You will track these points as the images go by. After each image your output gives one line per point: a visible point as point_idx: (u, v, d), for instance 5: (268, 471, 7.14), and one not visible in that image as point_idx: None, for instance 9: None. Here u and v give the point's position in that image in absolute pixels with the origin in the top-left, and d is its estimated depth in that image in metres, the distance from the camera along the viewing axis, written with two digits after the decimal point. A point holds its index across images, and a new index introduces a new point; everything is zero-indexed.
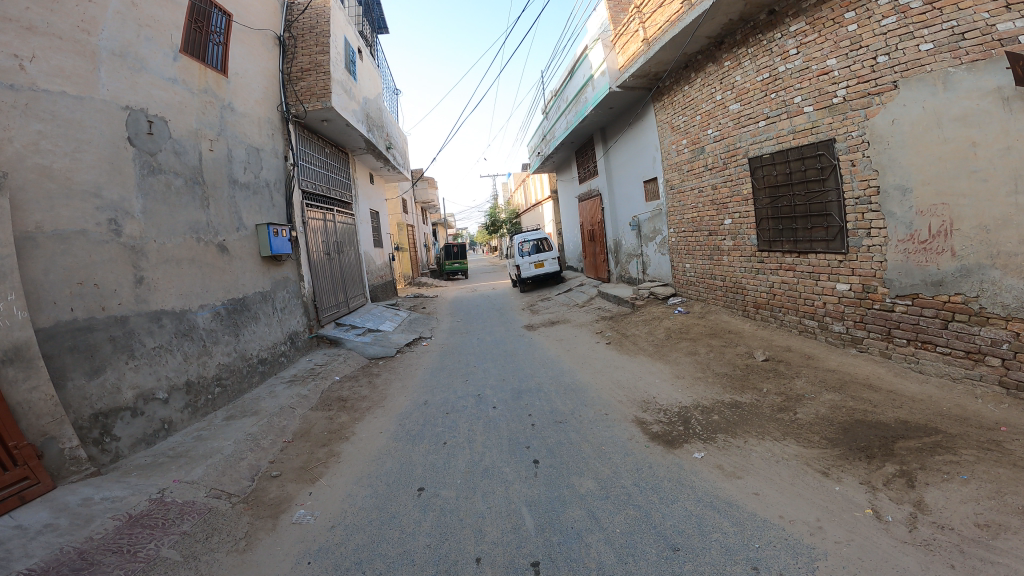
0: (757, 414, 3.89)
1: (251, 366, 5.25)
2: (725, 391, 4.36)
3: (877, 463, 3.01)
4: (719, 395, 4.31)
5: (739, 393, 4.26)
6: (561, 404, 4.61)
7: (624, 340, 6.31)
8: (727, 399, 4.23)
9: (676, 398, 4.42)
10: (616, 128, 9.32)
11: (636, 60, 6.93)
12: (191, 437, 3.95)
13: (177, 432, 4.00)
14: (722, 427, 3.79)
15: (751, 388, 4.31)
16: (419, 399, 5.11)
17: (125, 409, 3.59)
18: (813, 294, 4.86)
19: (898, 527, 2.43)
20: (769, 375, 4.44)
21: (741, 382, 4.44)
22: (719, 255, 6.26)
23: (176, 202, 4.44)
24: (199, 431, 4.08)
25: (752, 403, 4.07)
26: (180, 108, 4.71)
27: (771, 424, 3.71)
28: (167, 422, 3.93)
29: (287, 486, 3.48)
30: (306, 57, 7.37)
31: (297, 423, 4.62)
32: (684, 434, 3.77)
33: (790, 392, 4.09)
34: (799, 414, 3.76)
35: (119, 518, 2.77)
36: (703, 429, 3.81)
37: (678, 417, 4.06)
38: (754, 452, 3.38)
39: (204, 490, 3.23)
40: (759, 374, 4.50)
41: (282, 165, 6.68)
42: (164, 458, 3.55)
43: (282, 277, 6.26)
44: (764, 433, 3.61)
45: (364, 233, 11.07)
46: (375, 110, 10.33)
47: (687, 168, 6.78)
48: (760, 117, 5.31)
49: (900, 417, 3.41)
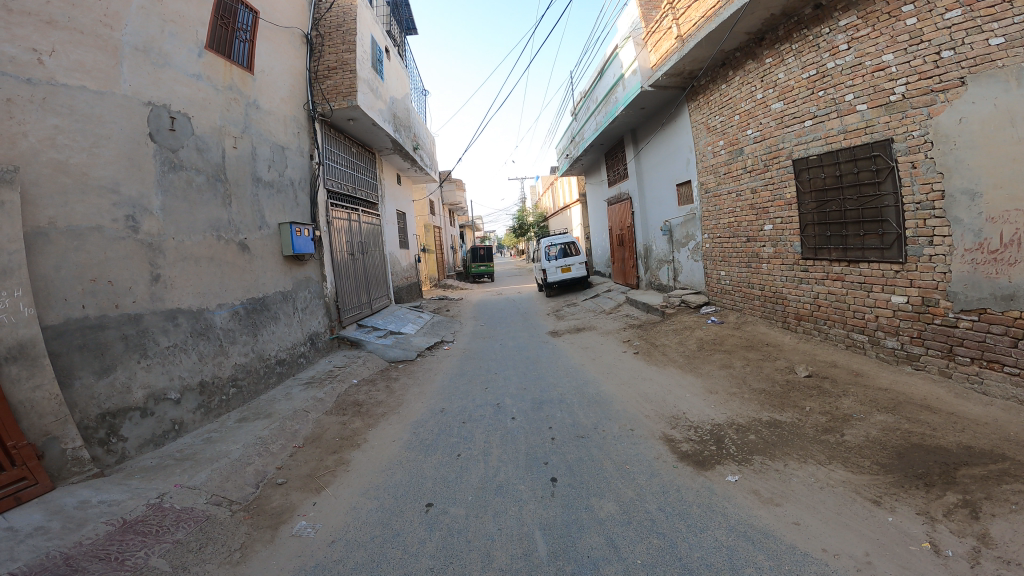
0: (799, 435, 3.55)
1: (268, 367, 5.19)
2: (763, 409, 4.02)
3: (937, 491, 2.68)
4: (756, 413, 3.97)
5: (778, 412, 3.92)
6: (583, 417, 4.35)
7: (652, 350, 6.00)
8: (765, 417, 3.90)
9: (709, 414, 4.11)
10: (648, 130, 8.98)
11: (670, 57, 6.62)
12: (201, 439, 3.91)
13: (187, 433, 3.95)
14: (759, 447, 3.48)
15: (792, 406, 3.96)
16: (435, 406, 4.94)
17: (134, 409, 3.55)
18: (864, 306, 4.47)
19: (959, 564, 2.15)
20: (813, 393, 4.08)
21: (780, 399, 4.10)
22: (757, 262, 5.89)
23: (197, 199, 4.40)
24: (209, 433, 4.03)
25: (793, 422, 3.73)
26: (204, 105, 4.67)
27: (814, 446, 3.38)
28: (177, 423, 3.90)
29: (291, 495, 3.35)
30: (333, 56, 7.34)
31: (310, 427, 4.52)
32: (717, 455, 3.47)
33: (836, 412, 3.74)
34: (846, 437, 3.41)
35: (112, 523, 2.67)
36: (737, 450, 3.50)
37: (711, 436, 3.75)
38: (795, 476, 3.06)
39: (204, 496, 3.14)
40: (801, 392, 4.14)
41: (308, 164, 6.64)
42: (169, 461, 3.49)
43: (304, 277, 6.20)
44: (807, 455, 3.28)
45: (390, 234, 11.03)
46: (403, 110, 10.29)
47: (724, 170, 6.42)
48: (806, 117, 4.93)
49: (963, 443, 3.05)
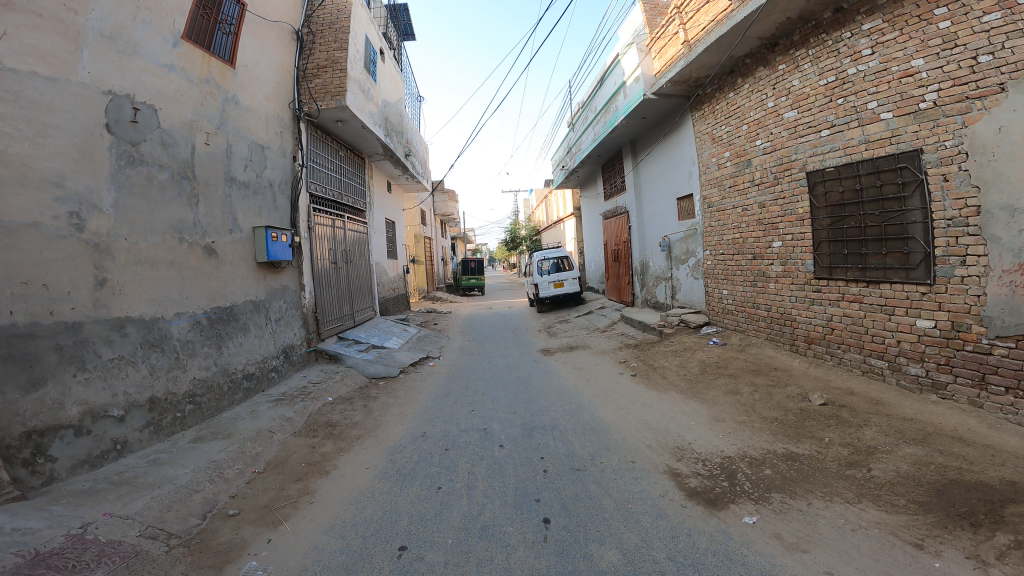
0: (820, 470, 3.18)
1: (233, 383, 4.74)
2: (777, 440, 3.66)
3: (985, 533, 2.34)
4: (770, 445, 3.60)
5: (794, 443, 3.56)
6: (579, 447, 3.95)
7: (651, 373, 5.62)
8: (780, 449, 3.53)
9: (717, 446, 3.73)
10: (648, 141, 8.74)
11: (676, 63, 6.43)
12: (147, 460, 3.48)
13: (132, 453, 3.52)
14: (776, 484, 3.10)
15: (809, 437, 3.60)
16: (416, 430, 4.52)
17: (68, 427, 3.13)
18: (884, 331, 4.13)
19: None
20: (831, 422, 3.72)
21: (795, 429, 3.73)
22: (764, 282, 5.57)
23: (158, 198, 3.97)
24: (156, 454, 3.60)
25: (813, 456, 3.36)
26: (175, 97, 4.27)
27: (840, 483, 3.01)
28: (120, 442, 3.46)
29: (243, 529, 2.92)
30: (323, 54, 7.01)
31: (273, 450, 4.08)
32: (730, 493, 3.08)
33: (859, 444, 3.38)
34: (874, 472, 3.04)
35: (22, 555, 2.23)
36: (752, 486, 3.12)
37: (721, 470, 3.37)
38: (822, 518, 2.68)
39: (139, 528, 2.71)
40: (818, 421, 3.77)
41: (290, 165, 6.26)
42: (105, 485, 3.07)
43: (280, 286, 5.77)
44: (832, 493, 2.91)
45: (377, 243, 10.62)
46: (395, 115, 9.96)
47: (729, 183, 6.15)
48: (822, 126, 4.68)
49: (1006, 478, 2.71)
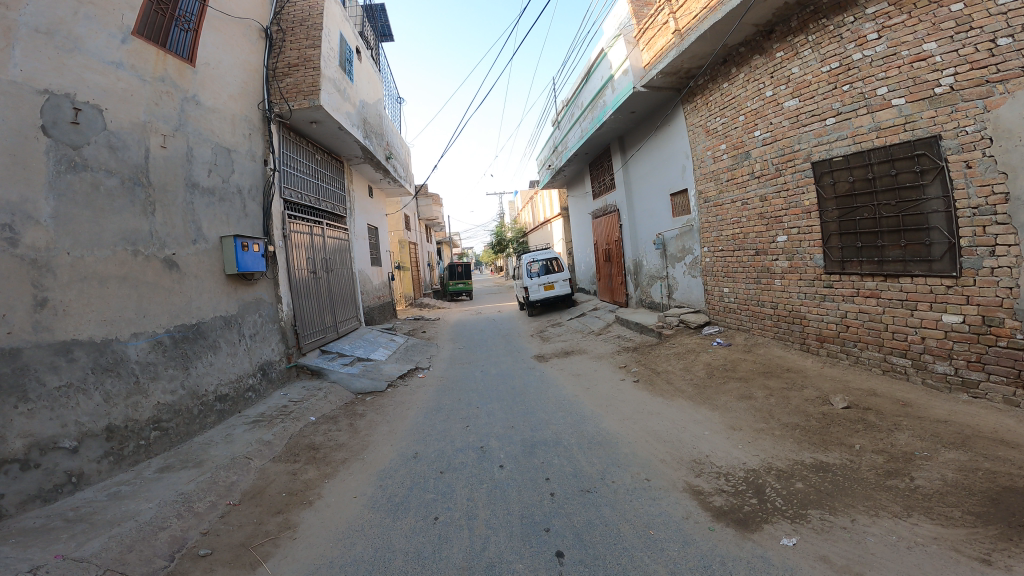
0: (857, 481, 2.92)
1: (204, 406, 4.32)
2: (802, 449, 3.40)
3: None
4: (796, 455, 3.34)
5: (822, 452, 3.31)
6: (586, 464, 3.63)
7: (654, 378, 5.31)
8: (807, 459, 3.27)
9: (738, 457, 3.44)
10: (637, 137, 8.49)
11: (666, 54, 6.20)
12: (106, 494, 3.10)
13: (89, 487, 3.13)
14: (812, 499, 2.83)
15: (838, 445, 3.35)
16: (407, 451, 4.15)
17: (11, 462, 2.78)
18: (906, 327, 3.91)
19: None
20: (858, 427, 3.47)
21: (821, 437, 3.47)
22: (768, 278, 5.32)
23: (106, 206, 3.57)
24: (117, 487, 3.20)
25: (845, 465, 3.11)
26: (123, 96, 3.86)
27: (882, 494, 2.74)
28: (75, 475, 3.08)
29: (216, 572, 2.54)
30: (294, 51, 6.64)
31: (250, 478, 3.68)
32: (761, 511, 2.79)
33: (894, 450, 3.13)
34: (918, 481, 2.78)
35: None
36: (785, 503, 2.83)
37: (747, 486, 3.09)
38: (871, 536, 2.40)
39: (94, 573, 2.36)
40: (843, 427, 3.53)
41: (261, 170, 5.85)
42: (58, 522, 2.72)
43: (253, 299, 5.35)
44: (877, 507, 2.63)
45: (360, 250, 10.20)
46: (374, 115, 9.59)
47: (727, 177, 5.91)
48: (828, 114, 4.47)
49: None
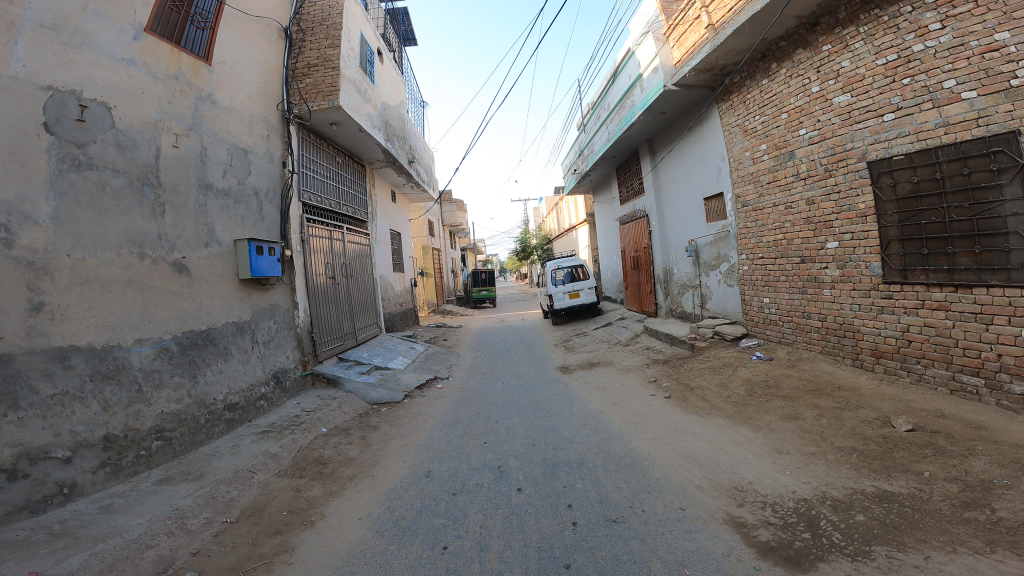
0: (931, 513, 2.59)
1: (211, 415, 4.19)
2: (860, 477, 3.03)
3: None
4: (854, 483, 2.98)
5: (884, 480, 2.95)
6: (614, 490, 3.29)
7: (688, 394, 4.93)
8: (868, 488, 2.92)
9: (786, 485, 3.06)
10: (668, 139, 8.13)
11: (699, 50, 5.86)
12: (97, 506, 3.00)
13: (82, 499, 3.05)
14: (875, 534, 2.48)
15: (904, 472, 2.99)
16: (419, 469, 3.89)
17: None
18: (979, 342, 3.49)
19: None
20: (926, 453, 3.12)
21: (882, 463, 3.11)
22: (816, 288, 4.90)
23: (112, 207, 3.51)
24: (111, 499, 3.10)
25: (913, 495, 2.77)
26: (134, 94, 3.79)
27: (963, 528, 2.42)
28: (67, 486, 3.00)
29: None
30: (314, 52, 6.56)
31: (251, 494, 3.50)
32: (816, 548, 2.43)
33: (970, 478, 2.80)
34: (1001, 513, 2.47)
35: None
36: (845, 538, 2.48)
37: (798, 518, 2.73)
38: None
39: None
40: (908, 452, 3.16)
41: (279, 172, 5.74)
42: (41, 535, 2.63)
43: (268, 304, 5.21)
44: (952, 542, 2.33)
45: (381, 255, 10.06)
46: (397, 119, 9.50)
47: (767, 179, 5.52)
48: (885, 110, 4.08)
49: None
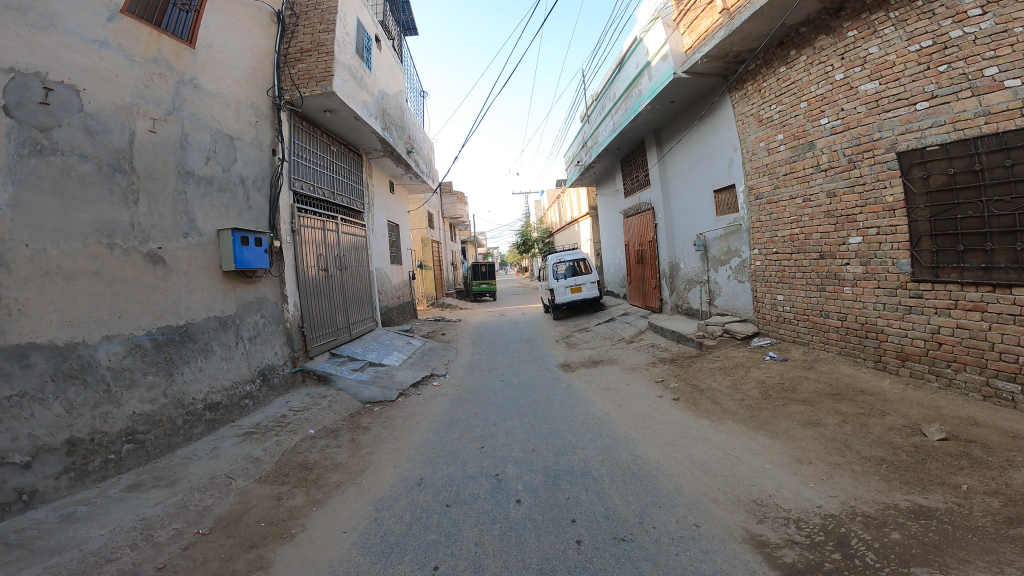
0: (973, 531, 2.33)
1: (189, 415, 3.93)
2: (891, 490, 2.76)
3: None
4: (885, 497, 2.71)
5: (919, 493, 2.69)
6: (620, 502, 3.03)
7: (698, 396, 4.67)
8: (901, 502, 2.65)
9: (810, 500, 2.80)
10: (676, 129, 7.82)
11: (712, 36, 5.55)
12: (58, 514, 2.75)
13: (42, 506, 2.81)
14: (915, 554, 2.23)
15: (939, 485, 2.72)
16: (411, 476, 3.63)
17: None
18: (1017, 346, 3.22)
19: None
20: (962, 464, 2.85)
21: (915, 475, 2.85)
22: (836, 286, 4.62)
23: (78, 194, 3.24)
24: (74, 506, 2.85)
25: (952, 511, 2.50)
26: (105, 77, 3.52)
27: (1012, 549, 2.16)
28: (25, 492, 2.76)
29: None
30: (307, 36, 6.25)
31: (227, 502, 3.24)
32: (847, 572, 2.17)
33: (1013, 493, 2.54)
34: None
35: None
36: (880, 559, 2.22)
37: (827, 536, 2.46)
38: None
39: None
40: (943, 463, 2.89)
41: (269, 159, 5.45)
42: None
43: (254, 298, 4.93)
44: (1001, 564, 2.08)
45: (378, 247, 9.77)
46: (395, 108, 9.20)
47: (783, 170, 5.23)
48: (918, 98, 3.83)
49: None
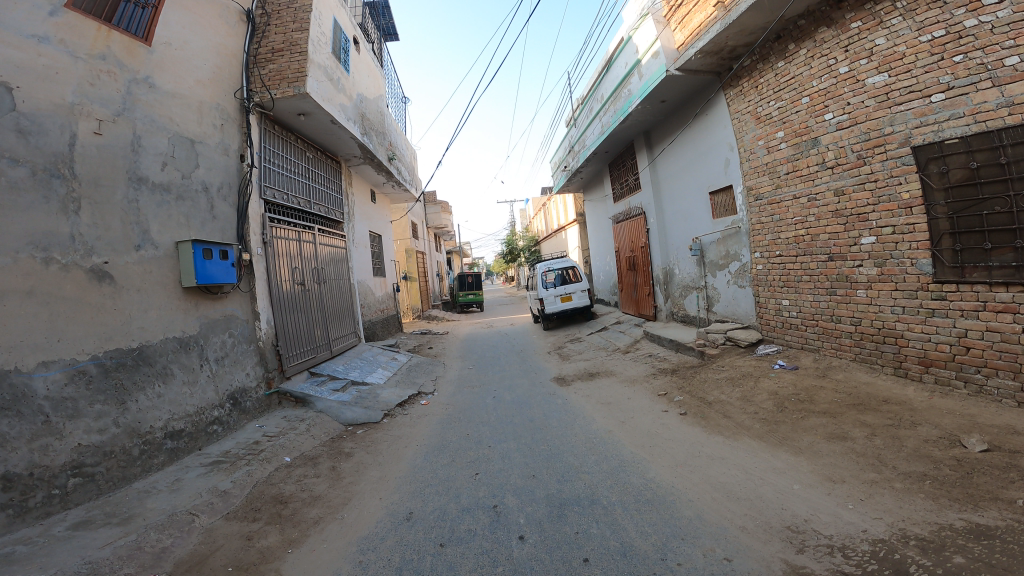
0: None
1: (146, 446, 3.50)
2: (941, 509, 2.47)
3: None
4: (938, 517, 2.42)
5: (973, 511, 2.40)
6: (636, 533, 2.70)
7: (706, 409, 4.36)
8: (956, 522, 2.36)
9: (852, 523, 2.49)
10: (667, 131, 7.62)
11: (706, 30, 5.35)
12: None
13: None
14: None
15: (993, 501, 2.44)
16: (400, 509, 3.24)
17: None
18: None
19: None
20: (1012, 477, 2.57)
21: (965, 491, 2.56)
22: (848, 289, 4.39)
23: (8, 202, 2.94)
24: (11, 547, 2.52)
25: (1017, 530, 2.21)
26: (44, 75, 3.21)
27: None
28: None
29: None
30: (279, 36, 5.91)
31: (190, 543, 2.82)
32: None
33: None
34: None
35: None
36: None
37: (881, 564, 2.16)
38: None
39: None
40: (994, 477, 2.61)
41: (237, 166, 5.07)
42: None
43: (221, 315, 4.51)
44: None
45: (360, 259, 9.36)
46: (375, 113, 8.86)
47: (785, 169, 5.01)
48: (933, 90, 3.64)
49: None
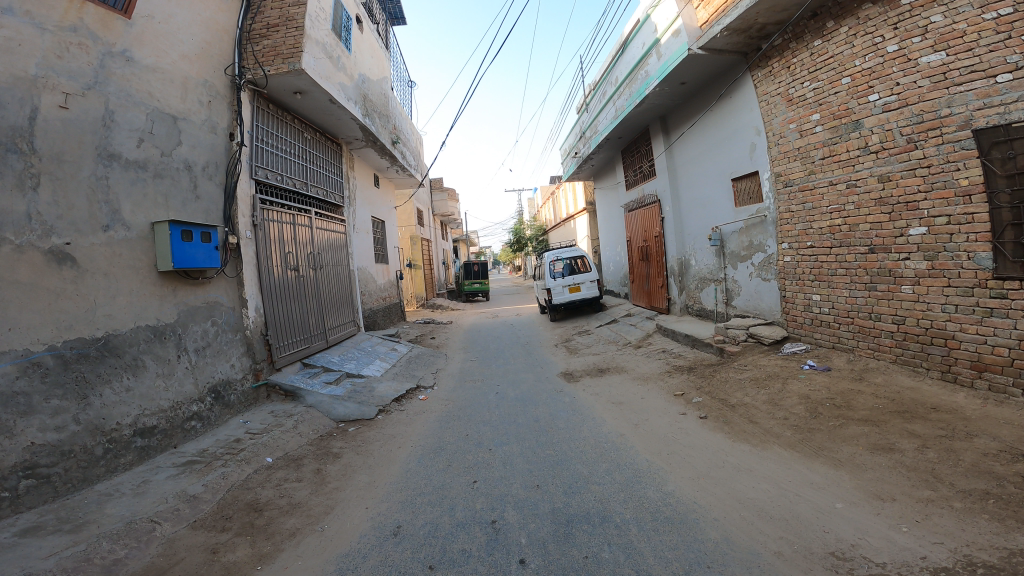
0: None
1: (112, 445, 3.17)
2: (1010, 532, 2.08)
3: None
4: (1008, 542, 2.04)
5: None
6: (652, 556, 2.35)
7: (728, 413, 3.98)
8: None
9: (907, 548, 2.12)
10: (687, 115, 7.15)
11: (731, 8, 4.89)
12: None
13: None
14: None
15: None
16: (388, 522, 2.90)
17: None
18: None
19: None
20: None
21: None
22: (891, 285, 3.97)
23: None
24: None
25: None
26: (3, 46, 2.89)
27: None
28: None
29: None
30: (275, 11, 5.51)
31: (147, 555, 2.49)
32: None
33: None
34: None
35: None
36: None
37: None
38: None
39: None
40: None
41: (225, 145, 4.70)
42: None
43: (202, 302, 4.17)
44: None
45: (361, 246, 9.00)
46: (379, 95, 8.45)
47: (819, 154, 4.57)
48: (999, 70, 3.22)
49: None
